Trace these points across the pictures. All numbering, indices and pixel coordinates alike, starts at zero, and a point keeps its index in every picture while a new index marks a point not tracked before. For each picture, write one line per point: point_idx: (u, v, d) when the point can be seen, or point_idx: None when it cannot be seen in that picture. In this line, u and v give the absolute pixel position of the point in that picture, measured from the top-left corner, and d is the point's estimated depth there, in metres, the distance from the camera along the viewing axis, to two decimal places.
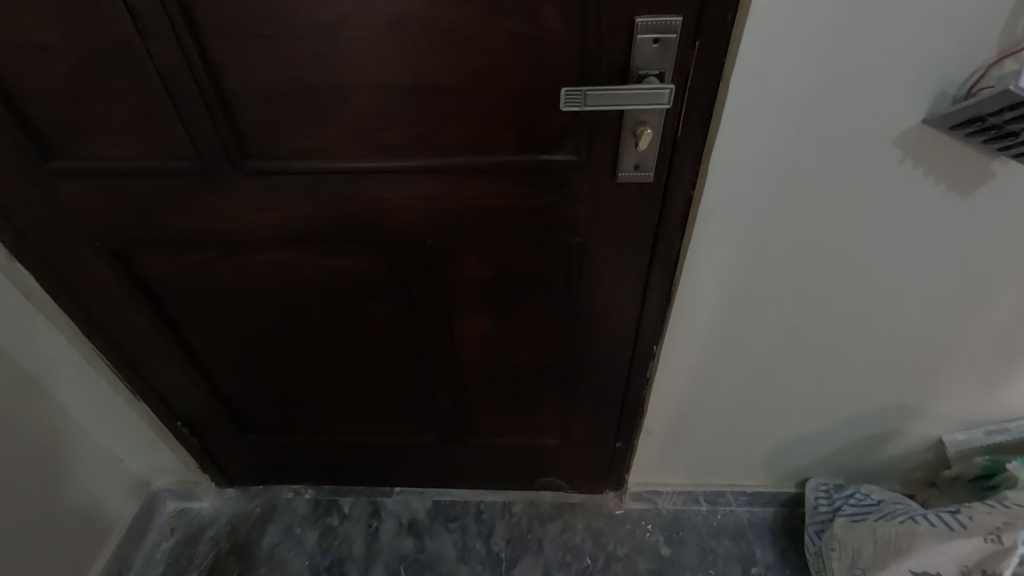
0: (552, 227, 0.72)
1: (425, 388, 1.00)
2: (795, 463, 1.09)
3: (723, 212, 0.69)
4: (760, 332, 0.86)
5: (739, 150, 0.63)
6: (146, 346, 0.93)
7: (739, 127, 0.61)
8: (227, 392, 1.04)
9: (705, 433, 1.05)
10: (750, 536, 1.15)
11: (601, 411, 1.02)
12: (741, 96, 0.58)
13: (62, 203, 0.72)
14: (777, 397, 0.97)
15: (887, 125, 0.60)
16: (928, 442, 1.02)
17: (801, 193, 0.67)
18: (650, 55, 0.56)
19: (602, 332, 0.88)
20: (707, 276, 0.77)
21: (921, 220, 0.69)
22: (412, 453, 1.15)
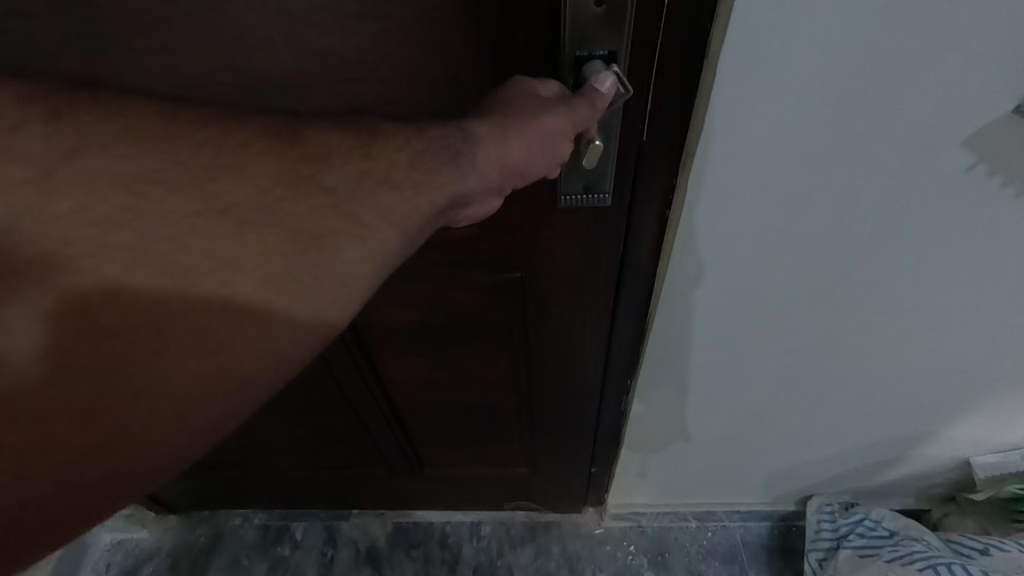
0: (482, 263, 0.56)
1: (363, 427, 0.86)
2: (796, 483, 0.96)
3: (709, 232, 0.52)
4: (759, 362, 0.70)
5: (729, 157, 0.45)
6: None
7: (727, 123, 0.43)
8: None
9: (693, 458, 0.91)
10: (743, 556, 1.03)
11: (571, 445, 0.88)
12: (731, 84, 0.40)
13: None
14: (779, 424, 0.82)
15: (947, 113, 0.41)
16: (953, 463, 0.87)
17: (815, 207, 0.49)
18: (590, 25, 0.36)
19: (563, 372, 0.71)
20: (690, 305, 0.61)
21: (979, 235, 0.51)
22: (363, 484, 1.02)
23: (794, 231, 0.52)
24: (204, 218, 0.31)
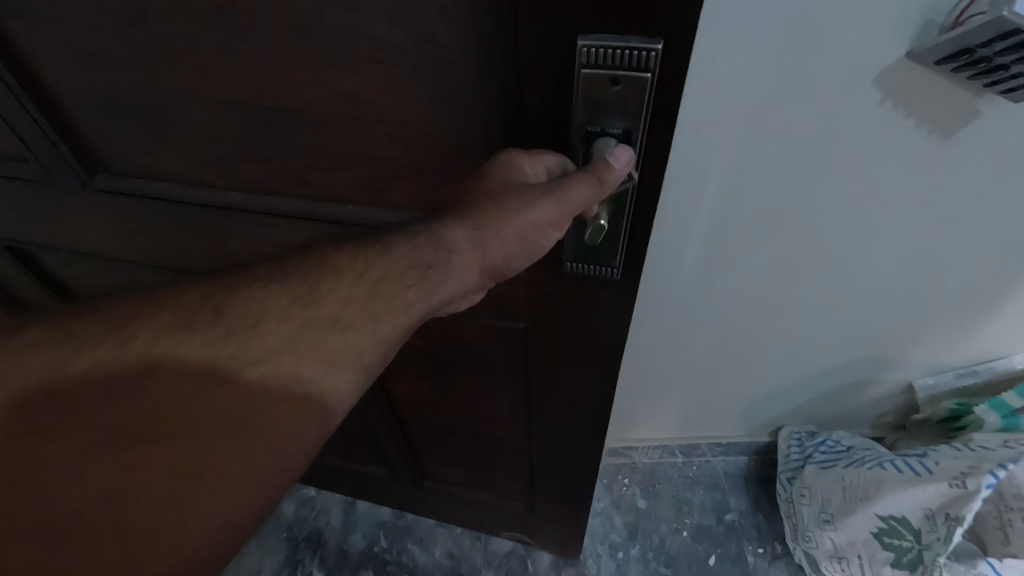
0: (491, 308, 0.62)
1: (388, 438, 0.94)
2: (768, 415, 1.09)
3: (688, 161, 0.65)
4: (732, 289, 0.83)
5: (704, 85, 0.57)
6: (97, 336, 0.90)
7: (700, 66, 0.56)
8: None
9: (677, 389, 1.04)
10: (723, 485, 1.16)
11: (561, 491, 0.90)
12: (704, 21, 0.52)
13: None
14: (751, 351, 0.95)
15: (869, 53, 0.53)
16: (897, 386, 1.01)
17: (770, 142, 0.62)
18: (606, 105, 0.38)
19: (555, 420, 0.75)
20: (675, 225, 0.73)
21: (901, 164, 0.64)
22: (371, 481, 1.09)
23: (756, 157, 0.64)
24: (261, 307, 0.40)
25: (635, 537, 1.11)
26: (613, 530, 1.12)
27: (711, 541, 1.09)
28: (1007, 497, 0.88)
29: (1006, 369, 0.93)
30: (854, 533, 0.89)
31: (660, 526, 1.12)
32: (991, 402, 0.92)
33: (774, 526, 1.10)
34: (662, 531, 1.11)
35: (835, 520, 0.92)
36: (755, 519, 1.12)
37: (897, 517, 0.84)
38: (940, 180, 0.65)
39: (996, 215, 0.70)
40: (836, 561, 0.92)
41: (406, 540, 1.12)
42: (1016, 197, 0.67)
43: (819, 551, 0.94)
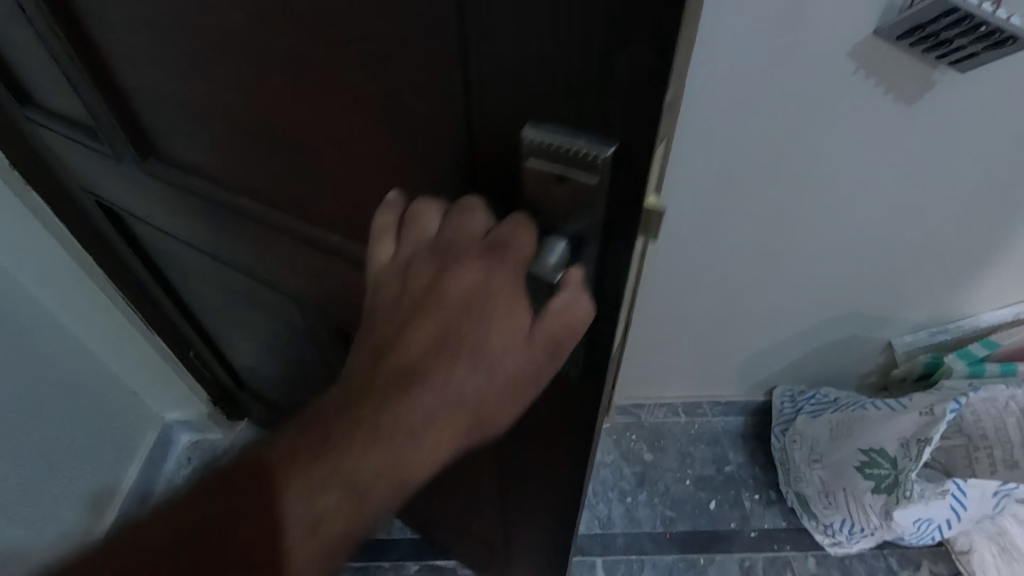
0: None
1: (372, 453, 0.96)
2: (763, 372, 1.20)
3: (699, 125, 0.77)
4: (732, 243, 0.95)
5: (716, 57, 0.70)
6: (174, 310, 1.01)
7: (712, 43, 0.68)
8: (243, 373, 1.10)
9: (682, 344, 1.15)
10: (723, 441, 1.27)
11: (533, 553, 0.86)
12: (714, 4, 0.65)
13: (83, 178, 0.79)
14: (748, 307, 1.07)
15: (848, 31, 0.66)
16: (879, 346, 1.12)
17: (767, 110, 0.75)
18: (556, 201, 0.37)
19: (526, 487, 0.71)
20: (687, 183, 0.85)
21: (872, 129, 0.77)
22: None
23: (755, 121, 0.76)
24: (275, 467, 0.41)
25: (643, 485, 1.21)
26: (623, 478, 1.22)
27: (712, 489, 1.20)
28: (974, 436, 0.98)
29: (974, 326, 1.06)
30: (841, 468, 0.99)
31: (665, 476, 1.22)
32: (959, 353, 1.06)
33: (770, 476, 1.21)
34: (667, 480, 1.22)
35: (824, 458, 1.03)
36: (752, 470, 1.22)
37: (878, 449, 0.95)
38: (905, 144, 0.79)
39: (954, 175, 0.83)
40: (824, 496, 1.03)
41: None
42: (969, 158, 0.81)
43: (809, 488, 1.05)
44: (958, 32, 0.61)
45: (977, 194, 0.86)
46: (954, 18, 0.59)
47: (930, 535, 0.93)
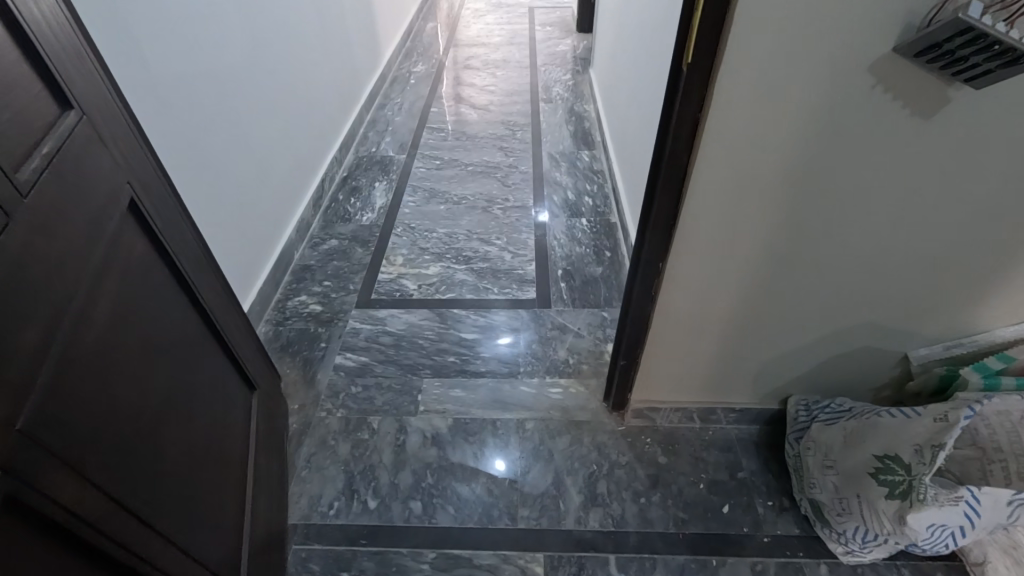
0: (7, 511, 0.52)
1: (197, 462, 0.89)
2: (777, 380, 1.23)
3: (725, 135, 0.81)
4: (751, 250, 0.98)
5: (744, 69, 0.74)
6: (211, 304, 1.01)
7: (739, 58, 0.73)
8: (230, 386, 1.06)
9: (698, 350, 1.18)
10: (736, 447, 1.29)
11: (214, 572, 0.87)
12: (744, 19, 0.69)
13: (136, 171, 0.81)
14: (763, 313, 1.10)
15: (866, 48, 0.71)
16: (895, 358, 1.15)
17: (791, 121, 0.79)
18: None
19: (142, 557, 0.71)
20: (710, 189, 0.89)
21: (891, 142, 0.81)
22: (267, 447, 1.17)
23: (778, 132, 0.80)
24: None
25: (657, 486, 1.23)
26: (637, 479, 1.24)
27: (725, 493, 1.21)
28: (989, 449, 1.00)
29: (989, 340, 1.08)
30: (853, 474, 1.01)
31: (678, 479, 1.24)
32: (975, 366, 1.08)
33: (783, 483, 1.22)
34: (680, 483, 1.24)
35: (838, 465, 1.05)
36: (765, 477, 1.24)
37: (892, 455, 0.95)
38: (923, 155, 0.82)
39: (969, 185, 0.86)
40: (837, 503, 1.04)
41: (450, 479, 1.26)
42: (986, 173, 0.84)
43: (824, 495, 1.06)
44: (973, 49, 0.65)
45: (991, 206, 0.88)
46: (969, 36, 0.63)
47: (943, 543, 0.94)
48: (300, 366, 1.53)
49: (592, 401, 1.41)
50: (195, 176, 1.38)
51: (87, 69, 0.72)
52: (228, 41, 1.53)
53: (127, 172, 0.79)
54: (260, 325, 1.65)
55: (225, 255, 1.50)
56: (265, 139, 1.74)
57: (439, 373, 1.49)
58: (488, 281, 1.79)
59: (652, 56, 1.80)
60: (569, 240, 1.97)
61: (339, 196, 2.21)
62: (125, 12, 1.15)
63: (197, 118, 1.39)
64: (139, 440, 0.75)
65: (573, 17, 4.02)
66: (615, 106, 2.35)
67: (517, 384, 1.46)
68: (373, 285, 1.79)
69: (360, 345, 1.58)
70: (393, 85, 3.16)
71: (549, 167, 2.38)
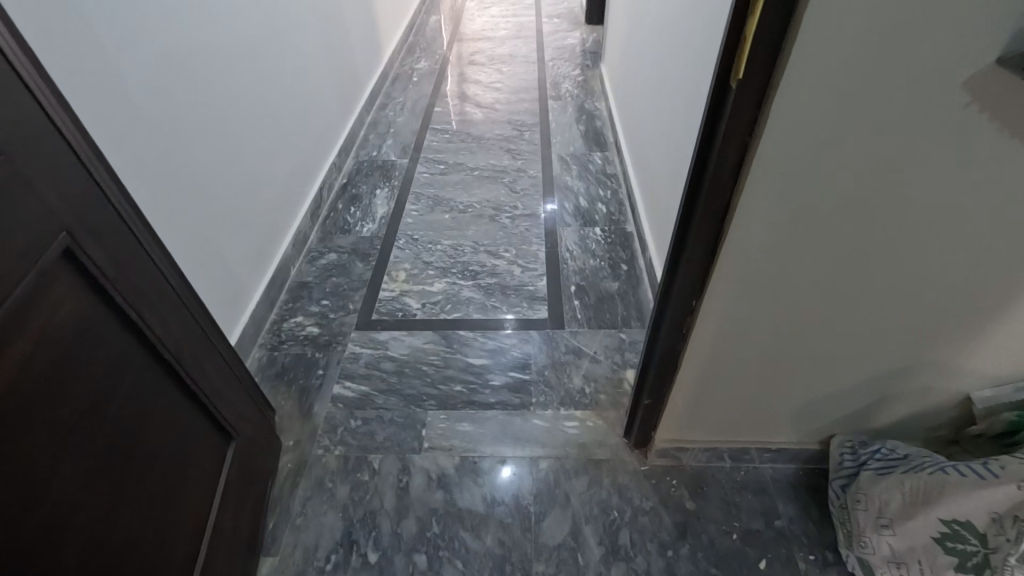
0: None
1: (120, 533, 0.78)
2: (820, 420, 1.11)
3: (779, 164, 0.68)
4: (798, 287, 0.86)
5: (807, 88, 0.61)
6: (180, 354, 0.91)
7: (802, 75, 0.60)
8: (197, 437, 0.96)
9: (732, 389, 1.06)
10: (772, 490, 1.17)
11: None
12: (809, 32, 0.56)
13: (77, 212, 0.71)
14: (807, 351, 0.97)
15: (962, 59, 0.58)
16: (956, 398, 1.02)
17: (858, 147, 0.66)
18: None
19: None
20: (757, 223, 0.76)
21: (980, 170, 0.68)
22: (239, 496, 1.07)
23: (841, 159, 0.67)
24: None
25: (685, 537, 1.12)
26: (663, 529, 1.13)
27: (761, 545, 1.10)
28: None
29: None
30: (913, 538, 0.89)
31: (709, 527, 1.13)
32: None
33: (826, 534, 1.10)
34: (710, 532, 1.12)
35: (893, 524, 0.93)
36: (805, 525, 1.12)
37: (961, 521, 0.84)
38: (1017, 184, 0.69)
39: None
40: (892, 567, 0.93)
41: (458, 528, 1.15)
42: None
43: (875, 556, 0.95)
44: None
45: None
46: None
47: None
48: (296, 396, 1.42)
49: (611, 436, 1.29)
50: (177, 196, 1.27)
51: (10, 104, 0.63)
52: (215, 47, 1.41)
53: (65, 217, 0.69)
54: (254, 350, 1.54)
55: (213, 278, 1.40)
56: (258, 149, 1.63)
57: (444, 404, 1.38)
58: (497, 299, 1.67)
59: (669, 53, 1.66)
60: (582, 251, 1.85)
61: (339, 204, 2.10)
62: (94, 20, 1.04)
63: (180, 133, 1.28)
64: (17, 548, 0.63)
65: (582, 8, 3.86)
66: (629, 105, 2.21)
67: (529, 417, 1.34)
68: (374, 303, 1.67)
69: (360, 372, 1.47)
70: (395, 83, 3.03)
71: (559, 171, 2.25)
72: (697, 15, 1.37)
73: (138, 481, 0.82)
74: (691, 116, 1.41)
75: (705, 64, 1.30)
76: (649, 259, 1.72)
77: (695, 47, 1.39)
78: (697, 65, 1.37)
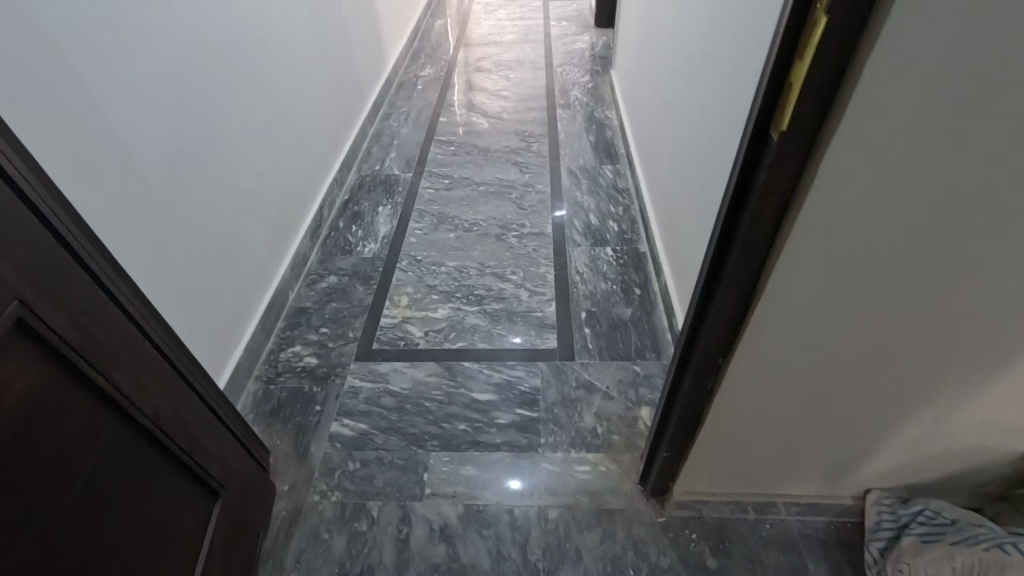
0: None
1: None
2: (855, 476, 1.01)
3: (826, 225, 0.59)
4: (842, 351, 0.76)
5: (866, 142, 0.51)
6: (158, 414, 0.85)
7: (858, 130, 0.51)
8: (176, 501, 0.89)
9: (760, 445, 0.97)
10: (801, 547, 1.08)
11: None
12: (869, 82, 0.47)
13: (33, 275, 0.64)
14: (846, 412, 0.88)
15: None
16: (1009, 457, 0.93)
17: (923, 210, 0.56)
18: None
19: None
20: (798, 286, 0.66)
21: None
22: (225, 556, 1.00)
23: (900, 222, 0.58)
24: None
25: None
26: None
27: None
28: None
29: None
30: None
31: None
32: None
33: None
34: None
35: None
36: None
37: None
38: None
39: None
40: None
41: None
42: None
43: None
44: None
45: None
46: None
47: None
48: (292, 434, 1.35)
49: (625, 482, 1.21)
50: (160, 229, 1.21)
51: None
52: (206, 68, 1.34)
53: (19, 284, 0.62)
54: (249, 384, 1.48)
55: (201, 312, 1.33)
56: (254, 171, 1.56)
57: (447, 446, 1.30)
58: (503, 327, 1.59)
59: (683, 66, 1.56)
60: (593, 273, 1.76)
61: (340, 223, 2.02)
62: (68, 49, 0.97)
63: (165, 161, 1.21)
64: None
65: (591, 10, 3.76)
66: (641, 116, 2.11)
67: (537, 459, 1.26)
68: (374, 332, 1.60)
69: (360, 408, 1.40)
70: (400, 91, 2.95)
71: (568, 185, 2.16)
72: (716, 29, 1.27)
73: (102, 559, 0.75)
74: (709, 137, 1.31)
75: (725, 82, 1.20)
76: (664, 284, 1.62)
77: (713, 64, 1.29)
78: (714, 83, 1.28)
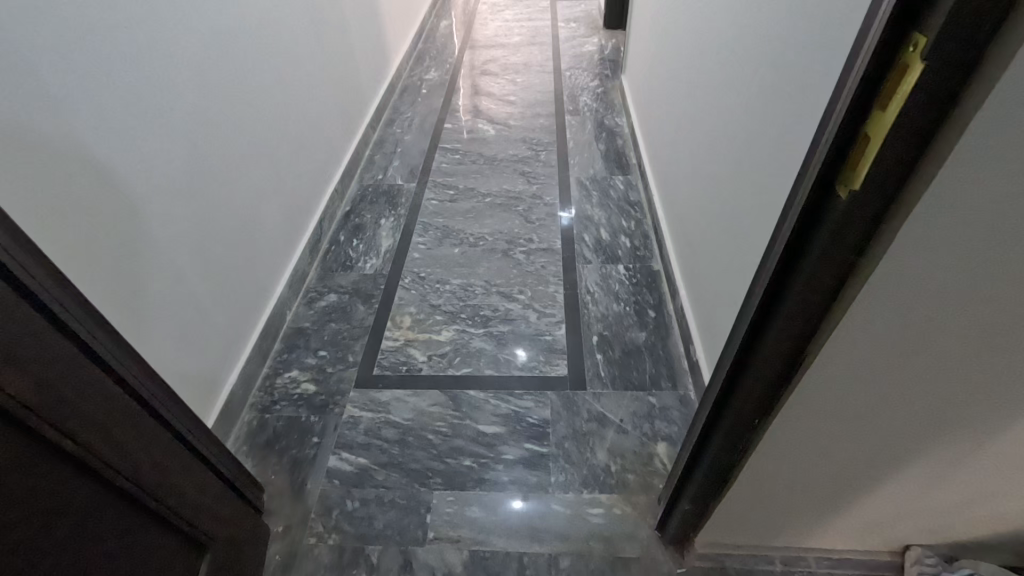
0: None
1: None
2: (890, 531, 0.94)
3: (899, 293, 0.51)
4: (897, 422, 0.67)
5: (961, 207, 0.43)
6: (136, 471, 0.78)
7: (953, 194, 0.42)
8: (160, 562, 0.82)
9: (792, 503, 0.89)
10: None
11: None
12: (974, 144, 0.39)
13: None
14: (890, 478, 0.79)
15: None
16: None
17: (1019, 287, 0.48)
18: None
19: None
20: (856, 356, 0.58)
21: None
22: None
23: (990, 297, 0.49)
24: None
25: None
26: None
27: None
28: None
29: None
30: None
31: None
32: None
33: None
34: None
35: None
36: None
37: None
38: None
39: None
40: None
41: None
42: None
43: None
44: None
45: None
46: None
47: None
48: (288, 469, 1.28)
49: (641, 528, 1.13)
50: (151, 255, 1.14)
51: None
52: (200, 82, 1.27)
53: None
54: (244, 412, 1.41)
55: (192, 341, 1.26)
56: (249, 187, 1.48)
57: (451, 484, 1.23)
58: (510, 351, 1.51)
59: (698, 77, 1.47)
60: (605, 293, 1.68)
61: (340, 236, 1.95)
62: (47, 69, 0.90)
63: (156, 183, 1.14)
64: None
65: (599, 12, 3.67)
66: (654, 126, 2.02)
67: (547, 500, 1.19)
68: (375, 355, 1.52)
69: (359, 441, 1.32)
70: (403, 96, 2.87)
71: (577, 197, 2.08)
72: (736, 41, 1.18)
73: None
74: (728, 156, 1.23)
75: (747, 99, 1.11)
76: (679, 307, 1.54)
77: (733, 78, 1.20)
78: (734, 99, 1.19)
